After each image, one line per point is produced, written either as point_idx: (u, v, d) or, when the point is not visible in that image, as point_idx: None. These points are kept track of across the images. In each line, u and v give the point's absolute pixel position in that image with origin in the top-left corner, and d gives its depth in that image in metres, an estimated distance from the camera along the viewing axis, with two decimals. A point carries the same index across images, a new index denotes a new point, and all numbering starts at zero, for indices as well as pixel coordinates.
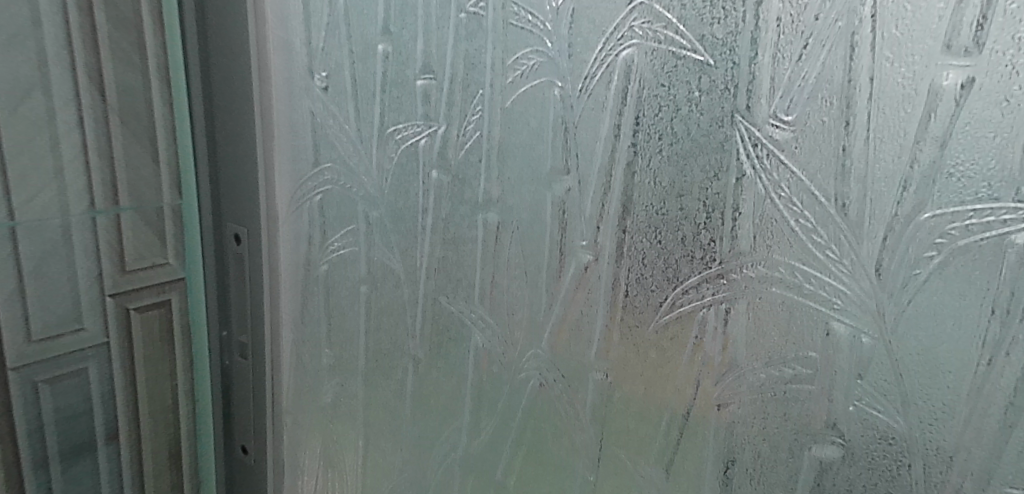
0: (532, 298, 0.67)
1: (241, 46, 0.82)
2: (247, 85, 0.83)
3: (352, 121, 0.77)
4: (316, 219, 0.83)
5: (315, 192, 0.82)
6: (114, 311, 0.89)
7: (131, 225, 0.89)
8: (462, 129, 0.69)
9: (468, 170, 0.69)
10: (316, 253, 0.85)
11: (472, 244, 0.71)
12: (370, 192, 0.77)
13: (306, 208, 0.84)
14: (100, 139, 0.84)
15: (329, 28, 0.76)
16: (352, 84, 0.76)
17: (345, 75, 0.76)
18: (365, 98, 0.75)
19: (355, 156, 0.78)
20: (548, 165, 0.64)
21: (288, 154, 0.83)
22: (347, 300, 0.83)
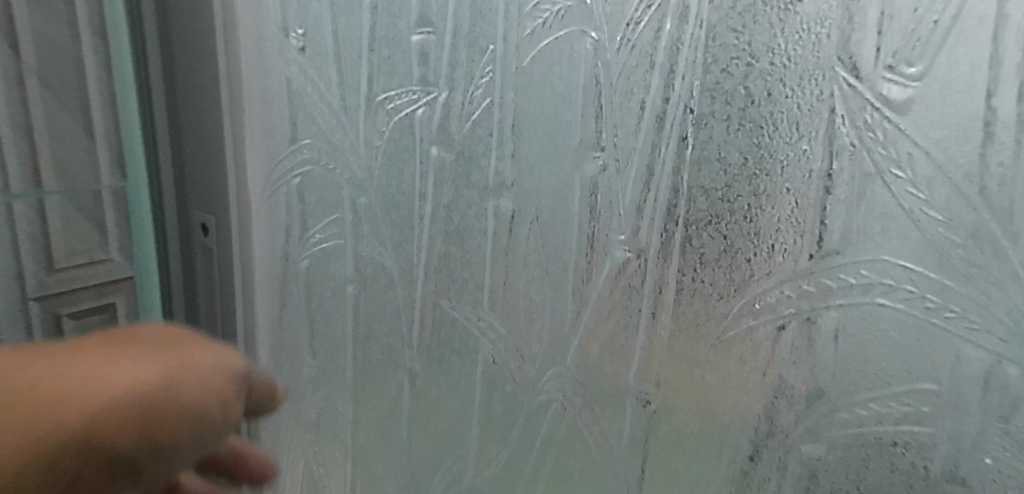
0: (554, 304, 0.55)
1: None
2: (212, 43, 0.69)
3: (334, 87, 0.64)
4: (296, 207, 0.71)
5: (293, 173, 0.69)
6: (40, 322, 0.71)
7: (60, 212, 0.71)
8: (469, 95, 0.55)
9: (474, 146, 0.56)
10: (295, 247, 0.72)
11: (481, 237, 0.58)
12: (357, 173, 0.64)
13: (283, 193, 0.71)
14: (14, 106, 0.66)
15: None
16: (334, 43, 0.62)
17: (327, 30, 0.63)
18: (348, 59, 0.62)
19: (338, 131, 0.65)
20: (575, 139, 0.51)
21: (262, 129, 0.71)
22: (331, 302, 0.71)
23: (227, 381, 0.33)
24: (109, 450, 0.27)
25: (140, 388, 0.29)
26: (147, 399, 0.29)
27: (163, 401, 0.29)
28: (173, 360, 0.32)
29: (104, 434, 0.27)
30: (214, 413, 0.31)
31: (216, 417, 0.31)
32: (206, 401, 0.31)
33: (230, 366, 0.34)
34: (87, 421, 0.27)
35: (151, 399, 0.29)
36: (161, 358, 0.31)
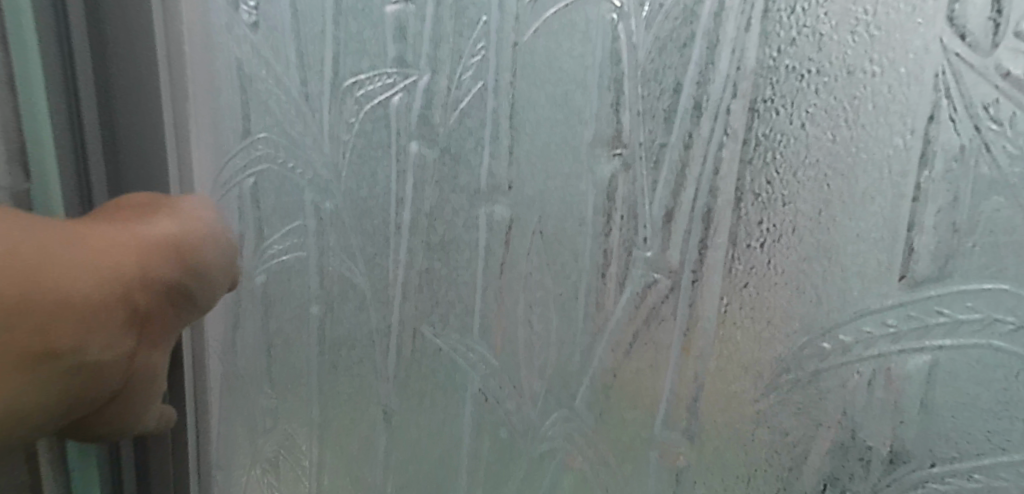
0: (561, 334, 0.45)
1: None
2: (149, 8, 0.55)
3: (292, 70, 0.53)
4: (249, 214, 0.59)
5: (245, 174, 0.58)
6: None
7: None
8: (456, 78, 0.45)
9: (463, 141, 0.46)
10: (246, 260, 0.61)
11: (471, 251, 0.48)
12: (322, 174, 0.54)
13: (233, 198, 0.59)
14: None
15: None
16: (292, 16, 0.52)
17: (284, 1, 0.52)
18: (309, 35, 0.51)
19: (299, 123, 0.54)
20: (589, 131, 0.41)
21: (207, 121, 0.58)
22: (293, 325, 0.60)
23: (215, 232, 0.41)
24: (106, 294, 0.32)
25: (109, 260, 0.33)
26: (125, 260, 0.34)
27: (172, 252, 0.37)
28: (125, 228, 0.36)
29: (85, 298, 0.31)
30: (191, 283, 0.38)
31: (192, 284, 0.38)
32: (168, 259, 0.36)
33: (209, 211, 0.42)
34: (146, 262, 0.35)
35: (128, 255, 0.35)
36: (104, 227, 0.35)
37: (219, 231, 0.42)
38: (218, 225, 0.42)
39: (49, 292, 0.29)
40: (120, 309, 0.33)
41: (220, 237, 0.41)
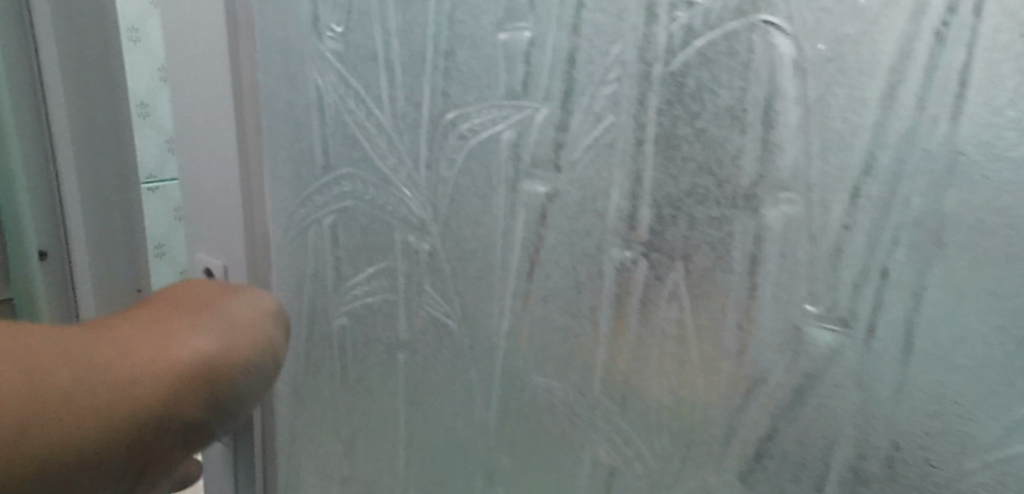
0: (700, 392, 0.41)
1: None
2: (211, 25, 0.53)
3: (385, 101, 0.49)
4: (333, 248, 0.55)
5: (326, 211, 0.55)
6: None
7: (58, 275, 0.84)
8: (580, 113, 0.41)
9: (586, 181, 0.42)
10: (324, 301, 0.57)
11: (591, 300, 0.44)
12: (417, 212, 0.50)
13: (312, 235, 0.56)
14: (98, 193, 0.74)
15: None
16: (387, 42, 0.47)
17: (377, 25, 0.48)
18: (408, 62, 0.47)
19: (391, 157, 0.50)
20: (745, 173, 0.37)
21: (286, 157, 0.55)
22: (376, 371, 0.56)
23: (253, 341, 0.34)
24: (109, 445, 0.24)
25: (124, 394, 0.25)
26: (141, 395, 0.25)
27: (197, 380, 0.29)
28: (144, 345, 0.27)
29: (93, 448, 0.23)
30: (196, 420, 0.28)
31: (200, 418, 0.28)
32: (188, 393, 0.28)
33: (257, 320, 0.37)
34: (161, 396, 0.26)
35: (146, 387, 0.26)
36: (141, 338, 0.28)
37: (263, 343, 0.35)
38: (263, 334, 0.36)
39: (78, 424, 0.23)
40: (124, 458, 0.25)
41: (266, 334, 0.36)
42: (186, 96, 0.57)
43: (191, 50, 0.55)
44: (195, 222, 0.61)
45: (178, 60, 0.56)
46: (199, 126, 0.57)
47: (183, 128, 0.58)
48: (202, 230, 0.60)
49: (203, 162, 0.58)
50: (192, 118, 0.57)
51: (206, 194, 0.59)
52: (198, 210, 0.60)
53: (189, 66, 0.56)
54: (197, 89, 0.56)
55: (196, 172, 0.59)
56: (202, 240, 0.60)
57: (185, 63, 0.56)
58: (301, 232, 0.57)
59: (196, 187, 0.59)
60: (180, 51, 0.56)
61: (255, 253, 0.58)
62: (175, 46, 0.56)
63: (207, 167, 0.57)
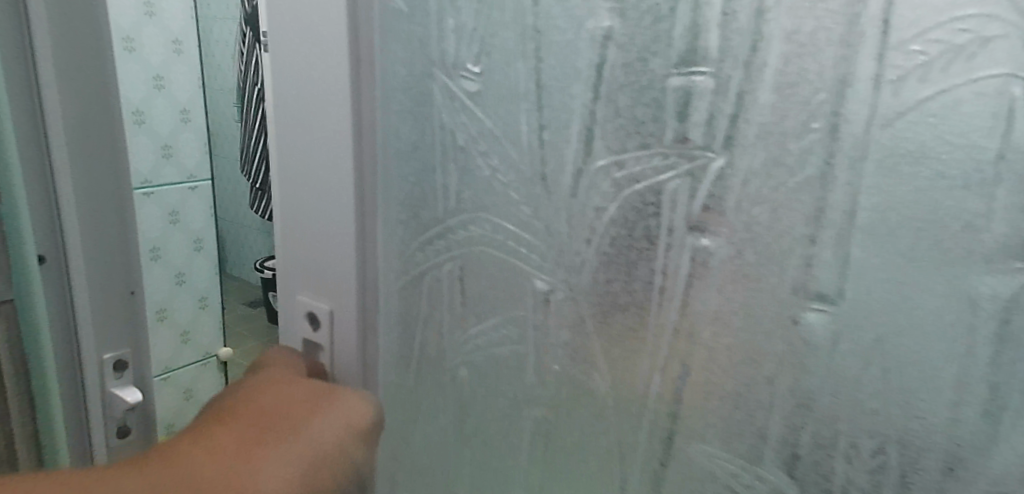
0: (899, 467, 0.38)
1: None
2: (331, 56, 0.49)
3: (529, 145, 0.47)
4: (461, 292, 0.52)
5: (446, 254, 0.52)
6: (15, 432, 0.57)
7: None
8: (766, 164, 0.39)
9: (767, 236, 0.40)
10: (437, 347, 0.54)
11: (766, 363, 0.41)
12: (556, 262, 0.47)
13: (429, 279, 0.53)
14: None
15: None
16: (539, 82, 0.45)
17: (528, 66, 0.46)
18: (564, 105, 0.45)
19: (530, 203, 0.47)
20: (966, 236, 0.34)
21: (403, 197, 0.53)
22: (497, 425, 0.53)
23: (346, 440, 0.50)
24: None
25: None
26: None
27: None
28: None
29: None
30: None
31: None
32: None
33: (341, 437, 0.49)
34: None
35: None
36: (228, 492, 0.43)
37: (343, 461, 0.49)
38: (344, 451, 0.49)
39: None
40: None
41: (348, 435, 0.50)
42: (293, 131, 0.53)
43: (304, 83, 0.51)
44: (298, 265, 0.56)
45: (285, 92, 0.52)
46: (309, 162, 0.52)
47: (288, 165, 0.54)
48: (301, 270, 0.56)
49: (312, 202, 0.53)
50: (300, 155, 0.53)
51: (313, 235, 0.54)
52: (302, 252, 0.55)
53: (300, 99, 0.51)
54: (310, 124, 0.51)
55: (302, 211, 0.54)
56: (306, 283, 0.56)
57: (296, 95, 0.51)
58: (425, 274, 0.53)
59: (301, 228, 0.55)
60: (289, 84, 0.51)
61: (370, 296, 0.55)
62: (283, 77, 0.52)
63: (317, 207, 0.53)
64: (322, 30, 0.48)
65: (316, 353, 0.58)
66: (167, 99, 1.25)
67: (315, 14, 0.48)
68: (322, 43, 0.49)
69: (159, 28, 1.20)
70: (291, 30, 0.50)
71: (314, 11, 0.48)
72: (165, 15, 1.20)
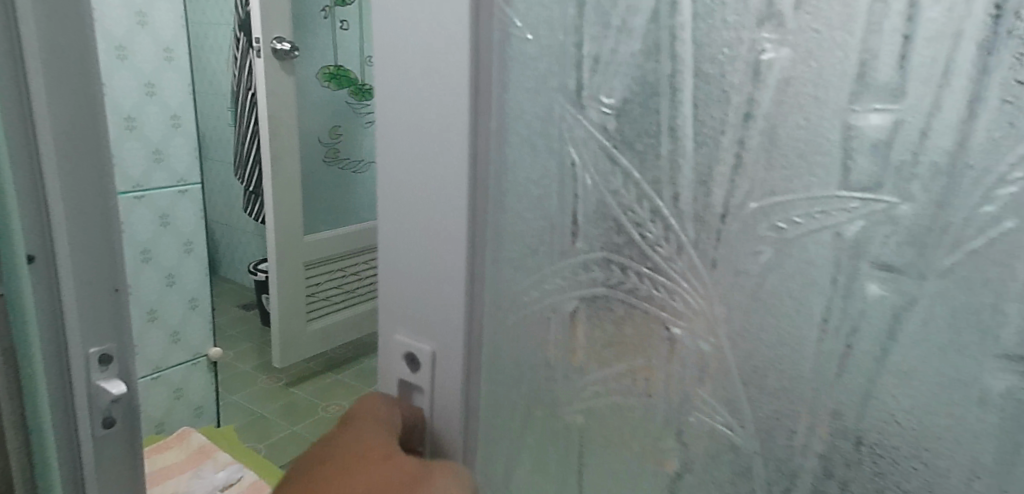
0: None
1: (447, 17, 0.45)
2: (454, 90, 0.46)
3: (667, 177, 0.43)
4: (581, 335, 0.49)
5: (566, 296, 0.49)
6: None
7: None
8: (963, 211, 0.36)
9: (960, 288, 0.36)
10: (551, 391, 0.51)
11: (952, 423, 0.38)
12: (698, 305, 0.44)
13: (543, 321, 0.50)
14: None
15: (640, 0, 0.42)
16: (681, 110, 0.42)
17: (671, 93, 0.43)
18: (712, 135, 0.42)
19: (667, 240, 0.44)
20: None
21: (518, 235, 0.50)
22: (619, 477, 0.50)
23: None
24: None
25: None
26: None
27: None
28: None
29: None
30: None
31: None
32: None
33: None
34: None
35: None
36: None
37: None
38: None
39: None
40: None
41: None
42: (403, 167, 0.50)
43: (420, 119, 0.48)
44: (403, 305, 0.54)
45: (396, 132, 0.50)
46: (421, 201, 0.50)
47: (396, 201, 0.52)
48: (404, 309, 0.54)
49: (422, 242, 0.51)
50: (411, 192, 0.51)
51: (422, 275, 0.52)
52: (408, 291, 0.53)
53: (414, 136, 0.49)
54: (423, 162, 0.49)
55: (411, 249, 0.52)
56: (412, 324, 0.54)
57: (409, 131, 0.49)
58: (541, 315, 0.50)
59: (408, 267, 0.53)
60: (401, 120, 0.49)
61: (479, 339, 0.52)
62: (395, 113, 0.50)
63: (428, 247, 0.51)
64: (444, 65, 0.46)
65: (416, 396, 0.56)
66: (157, 106, 1.18)
67: (436, 49, 0.46)
68: (444, 77, 0.47)
69: (149, 38, 1.13)
70: (407, 63, 0.48)
71: (435, 46, 0.46)
72: (157, 24, 1.14)
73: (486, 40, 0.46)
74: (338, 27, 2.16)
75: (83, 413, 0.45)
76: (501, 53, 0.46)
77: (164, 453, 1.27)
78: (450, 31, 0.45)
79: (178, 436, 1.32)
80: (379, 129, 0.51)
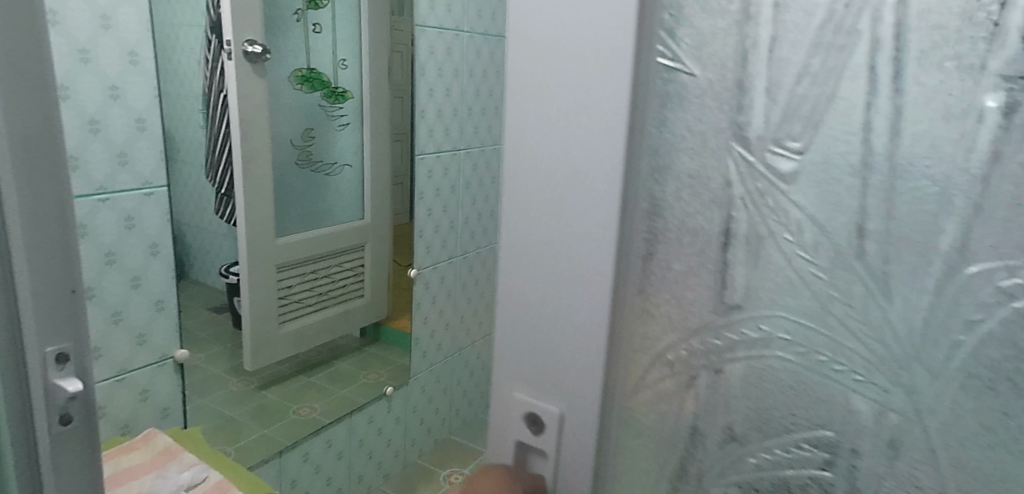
0: None
1: (603, 47, 0.40)
2: (607, 128, 0.41)
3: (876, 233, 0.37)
4: (738, 401, 0.44)
5: (732, 359, 0.43)
6: None
7: None
8: None
9: None
10: (703, 459, 0.46)
11: None
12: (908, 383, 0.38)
13: (697, 385, 0.45)
14: None
15: (856, 25, 0.36)
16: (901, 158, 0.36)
17: (889, 137, 0.36)
18: (940, 191, 0.36)
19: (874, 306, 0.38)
20: None
21: (666, 290, 0.44)
22: None
23: None
24: None
25: None
26: None
27: None
28: None
29: None
30: None
31: None
32: None
33: None
34: None
35: None
36: None
37: None
38: None
39: None
40: None
41: None
42: (540, 210, 0.45)
43: (560, 159, 0.43)
44: (526, 359, 0.49)
45: (528, 173, 0.45)
46: (556, 249, 0.45)
47: (524, 246, 0.47)
48: (529, 365, 0.49)
49: (555, 294, 0.46)
50: (545, 241, 0.46)
51: (552, 331, 0.47)
52: (534, 346, 0.48)
53: (552, 177, 0.44)
54: (562, 208, 0.44)
55: (539, 301, 0.47)
56: (535, 380, 0.49)
57: (544, 172, 0.44)
58: (689, 378, 0.45)
59: (535, 320, 0.48)
60: (538, 158, 0.44)
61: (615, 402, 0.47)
62: (530, 153, 0.45)
63: (561, 301, 0.46)
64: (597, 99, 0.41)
65: (539, 459, 0.51)
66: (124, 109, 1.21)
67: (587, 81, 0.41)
68: (594, 118, 0.41)
69: (114, 41, 1.17)
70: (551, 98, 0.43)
71: (586, 77, 0.41)
72: (121, 27, 1.18)
73: (645, 72, 0.40)
74: (311, 30, 1.94)
75: (39, 409, 0.50)
76: (658, 96, 0.41)
77: (128, 454, 1.22)
78: (608, 63, 0.40)
79: (145, 437, 1.28)
80: (509, 164, 0.46)
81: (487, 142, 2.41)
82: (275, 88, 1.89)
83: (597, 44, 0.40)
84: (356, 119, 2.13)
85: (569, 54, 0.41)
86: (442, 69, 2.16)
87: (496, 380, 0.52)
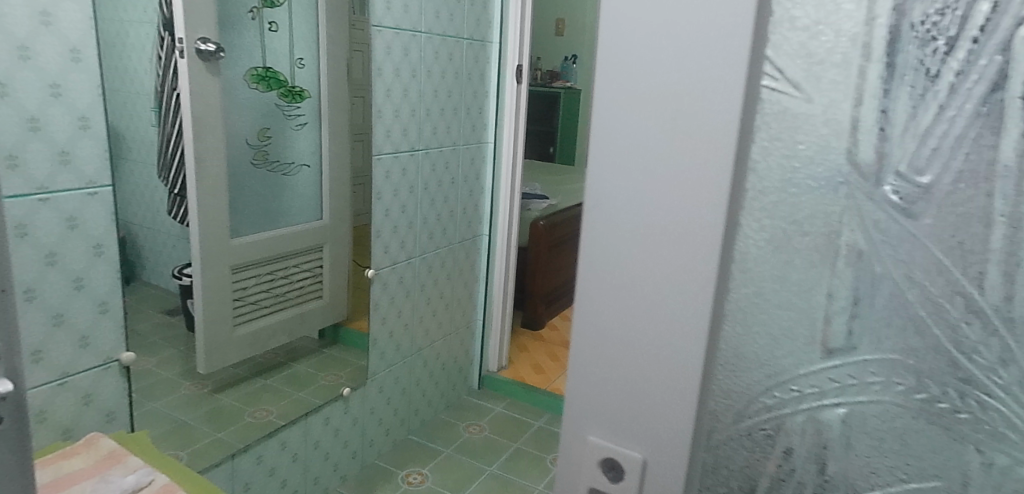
0: None
1: (710, 76, 0.60)
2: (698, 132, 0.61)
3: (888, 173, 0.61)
4: (760, 353, 0.68)
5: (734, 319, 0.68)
6: None
7: None
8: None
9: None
10: (757, 396, 0.70)
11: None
12: (990, 323, 0.58)
13: (745, 339, 0.68)
14: None
15: (950, 94, 0.57)
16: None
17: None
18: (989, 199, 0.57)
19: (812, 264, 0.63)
20: None
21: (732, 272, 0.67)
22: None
23: None
24: None
25: None
26: None
27: None
28: None
29: None
30: None
31: None
32: None
33: None
34: None
35: None
36: None
37: None
38: None
39: None
40: None
41: None
42: (605, 293, 0.72)
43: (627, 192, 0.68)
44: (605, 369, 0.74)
45: (607, 247, 0.70)
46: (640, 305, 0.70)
47: (591, 322, 0.74)
48: (608, 395, 0.75)
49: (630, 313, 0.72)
50: (621, 301, 0.71)
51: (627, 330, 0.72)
52: (610, 344, 0.73)
53: (626, 217, 0.68)
54: (637, 260, 0.68)
55: (608, 357, 0.74)
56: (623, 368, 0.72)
57: (611, 260, 0.71)
58: (721, 365, 0.70)
59: (607, 361, 0.74)
60: (620, 193, 0.68)
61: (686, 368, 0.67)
62: (612, 230, 0.70)
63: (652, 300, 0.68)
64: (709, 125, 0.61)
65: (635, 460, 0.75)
66: (63, 104, 1.68)
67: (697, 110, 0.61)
68: (695, 139, 0.62)
69: (54, 37, 1.63)
70: (630, 169, 0.67)
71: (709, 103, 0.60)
72: (60, 23, 1.64)
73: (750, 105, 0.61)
74: (266, 29, 2.41)
75: None
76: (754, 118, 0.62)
77: (70, 459, 1.59)
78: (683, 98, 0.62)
79: (89, 443, 1.65)
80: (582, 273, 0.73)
81: (431, 145, 3.22)
82: (231, 85, 2.34)
83: (680, 75, 0.61)
84: (314, 119, 2.71)
85: (675, 82, 0.62)
86: (398, 70, 2.92)
87: (572, 429, 0.80)
